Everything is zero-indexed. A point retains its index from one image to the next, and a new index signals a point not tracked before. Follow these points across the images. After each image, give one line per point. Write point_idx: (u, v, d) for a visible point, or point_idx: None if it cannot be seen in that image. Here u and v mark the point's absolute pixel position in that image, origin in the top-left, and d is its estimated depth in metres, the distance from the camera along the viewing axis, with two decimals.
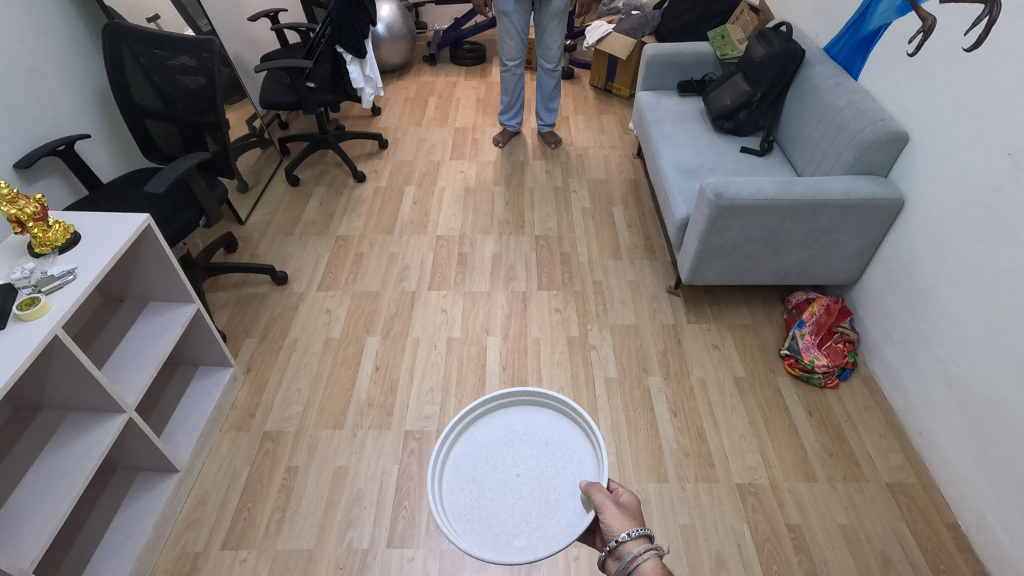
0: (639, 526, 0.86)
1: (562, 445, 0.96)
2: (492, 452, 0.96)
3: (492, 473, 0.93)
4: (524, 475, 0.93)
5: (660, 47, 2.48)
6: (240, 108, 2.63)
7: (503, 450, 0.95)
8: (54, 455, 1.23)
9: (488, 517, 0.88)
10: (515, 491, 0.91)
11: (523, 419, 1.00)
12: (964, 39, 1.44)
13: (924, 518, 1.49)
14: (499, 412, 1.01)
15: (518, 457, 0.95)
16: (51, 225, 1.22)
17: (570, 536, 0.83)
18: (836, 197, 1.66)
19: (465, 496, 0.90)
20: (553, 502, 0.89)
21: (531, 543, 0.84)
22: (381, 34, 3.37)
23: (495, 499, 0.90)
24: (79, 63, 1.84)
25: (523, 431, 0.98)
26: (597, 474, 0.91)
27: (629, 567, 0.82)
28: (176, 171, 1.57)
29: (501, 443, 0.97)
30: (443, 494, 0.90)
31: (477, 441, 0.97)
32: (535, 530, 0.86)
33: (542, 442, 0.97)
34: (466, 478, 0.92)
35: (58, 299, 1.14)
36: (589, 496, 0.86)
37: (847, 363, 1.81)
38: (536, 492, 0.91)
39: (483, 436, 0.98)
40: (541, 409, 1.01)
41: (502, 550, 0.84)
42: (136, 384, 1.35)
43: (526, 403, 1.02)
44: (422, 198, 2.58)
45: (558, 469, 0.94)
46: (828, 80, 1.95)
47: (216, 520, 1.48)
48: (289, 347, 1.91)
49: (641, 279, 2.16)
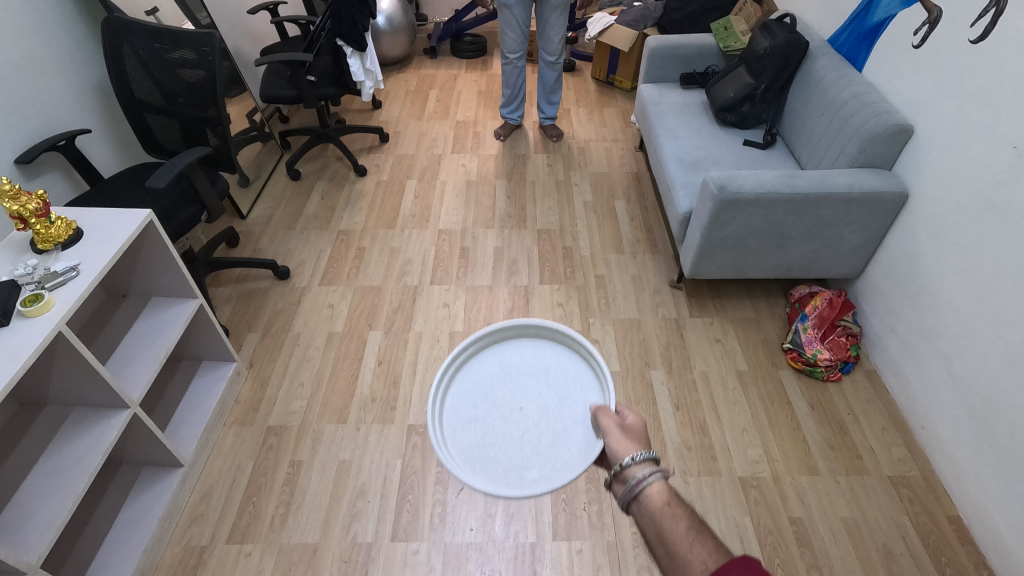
0: (646, 450, 0.82)
1: (561, 374, 0.99)
2: (491, 389, 0.98)
3: (494, 410, 0.94)
4: (528, 408, 0.94)
5: (662, 39, 2.46)
6: (240, 101, 2.62)
7: (502, 386, 0.98)
8: (60, 450, 1.24)
9: (499, 450, 0.89)
10: (520, 424, 0.92)
11: (518, 353, 1.03)
12: (971, 31, 1.42)
13: (926, 511, 1.49)
14: (493, 351, 1.04)
15: (519, 390, 0.97)
16: (54, 221, 1.22)
17: (586, 459, 0.84)
18: (840, 190, 1.65)
19: (471, 432, 0.91)
20: (561, 431, 0.91)
21: (544, 473, 0.84)
22: (382, 26, 3.35)
23: (503, 431, 0.91)
24: (79, 57, 1.83)
25: (520, 364, 1.01)
26: (603, 397, 0.93)
27: (634, 490, 0.78)
28: (177, 166, 1.57)
29: (498, 379, 0.99)
30: (446, 435, 0.91)
31: (475, 379, 0.99)
32: (546, 461, 0.87)
33: (541, 374, 1.00)
34: (471, 415, 0.94)
35: (62, 295, 1.14)
36: (599, 420, 0.87)
37: (850, 357, 1.81)
38: (542, 421, 0.92)
39: (479, 375, 1.00)
40: (536, 343, 1.05)
41: (516, 482, 0.84)
42: (139, 379, 1.35)
43: (519, 339, 1.06)
44: (424, 191, 2.58)
45: (560, 396, 0.96)
46: (833, 73, 1.94)
47: (221, 514, 1.48)
48: (292, 341, 1.92)
49: (643, 273, 2.16)
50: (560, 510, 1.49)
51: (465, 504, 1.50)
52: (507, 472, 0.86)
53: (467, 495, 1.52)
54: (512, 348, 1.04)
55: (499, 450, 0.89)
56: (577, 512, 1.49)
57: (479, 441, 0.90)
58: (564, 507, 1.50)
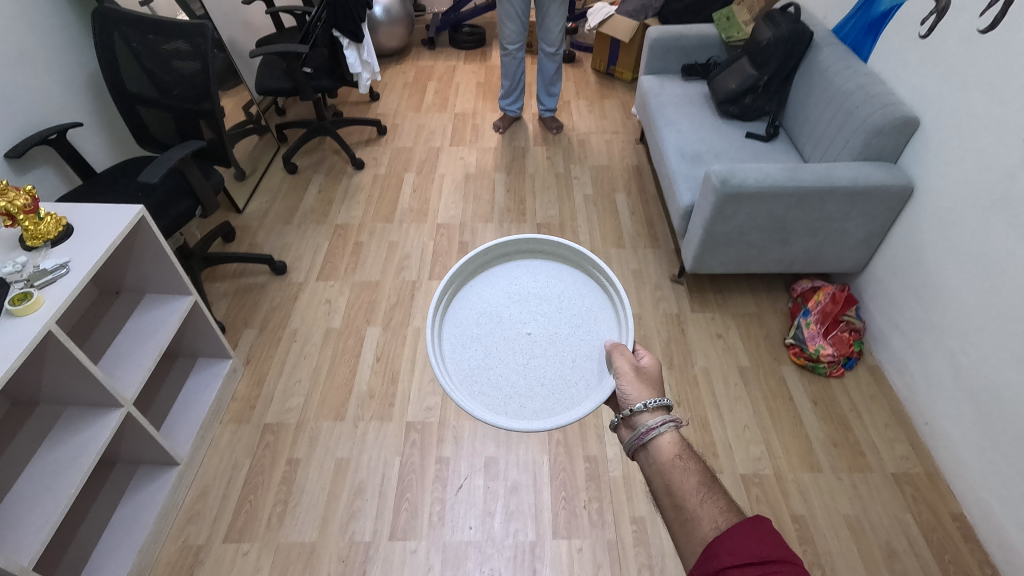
0: (659, 398, 0.88)
1: (574, 302, 1.00)
2: (498, 310, 0.98)
3: (500, 332, 0.95)
4: (535, 333, 0.95)
5: (664, 30, 2.43)
6: (236, 93, 2.59)
7: (509, 308, 0.98)
8: (53, 450, 1.22)
9: (503, 371, 0.90)
10: (526, 348, 0.93)
11: (531, 276, 1.04)
12: (980, 20, 1.40)
13: (929, 508, 1.48)
14: (504, 270, 1.04)
15: (530, 313, 0.97)
16: (43, 217, 1.20)
17: (595, 396, 0.85)
18: (844, 183, 1.62)
19: (474, 352, 0.92)
20: (569, 363, 0.91)
21: (547, 405, 0.86)
22: (379, 17, 3.30)
23: (509, 354, 0.93)
24: (70, 48, 1.79)
25: (533, 287, 1.02)
26: (617, 334, 0.94)
27: (644, 439, 0.84)
28: (170, 160, 1.54)
29: (506, 301, 0.99)
30: (445, 351, 0.91)
31: (485, 296, 1.00)
32: (550, 392, 0.88)
33: (553, 299, 1.00)
34: (477, 332, 0.95)
35: (51, 294, 1.11)
36: (613, 358, 0.88)
37: (852, 352, 1.79)
38: (549, 347, 0.93)
39: (486, 295, 1.01)
40: (550, 268, 1.05)
41: (517, 410, 0.85)
42: (133, 378, 1.33)
43: (531, 260, 1.06)
44: (422, 185, 2.55)
45: (571, 324, 0.97)
46: (838, 63, 1.91)
47: (217, 513, 1.47)
48: (289, 337, 1.90)
49: (644, 267, 2.14)
50: (560, 508, 1.48)
51: (464, 502, 1.49)
52: (509, 395, 0.87)
53: (466, 493, 1.51)
54: (526, 270, 1.05)
55: (504, 371, 0.90)
56: (577, 510, 1.47)
57: (483, 359, 0.91)
58: (564, 505, 1.48)
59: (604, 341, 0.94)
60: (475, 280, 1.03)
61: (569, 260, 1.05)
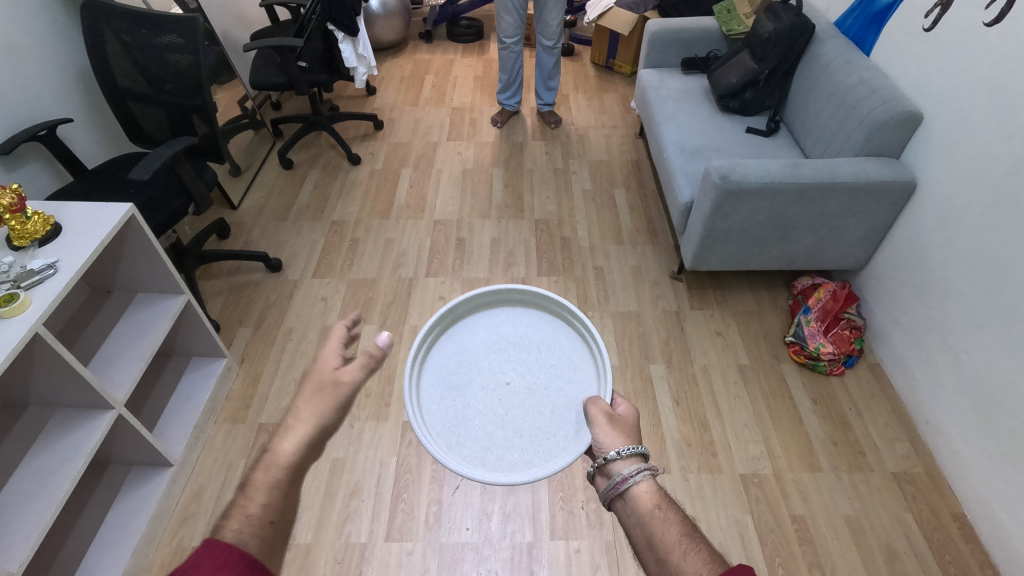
0: (631, 449, 0.82)
1: (554, 352, 1.01)
2: (477, 359, 1.00)
3: (479, 382, 0.97)
4: (514, 382, 0.97)
5: (663, 22, 2.40)
6: (230, 88, 2.55)
7: (488, 357, 1.00)
8: (43, 453, 1.20)
9: (481, 424, 0.92)
10: (505, 398, 0.95)
11: (511, 324, 1.06)
12: (985, 13, 1.37)
13: (930, 508, 1.47)
14: (484, 317, 1.06)
15: (510, 362, 0.99)
16: (30, 216, 1.17)
17: (572, 450, 0.86)
18: (846, 179, 1.60)
19: (453, 403, 0.94)
20: (547, 412, 0.93)
21: (525, 457, 0.88)
22: (376, 10, 3.26)
23: (487, 405, 0.94)
24: (60, 43, 1.76)
25: (513, 336, 1.03)
26: (595, 384, 0.95)
27: (621, 488, 0.79)
28: (161, 157, 1.51)
29: (485, 349, 1.01)
30: (423, 404, 0.93)
31: (464, 344, 1.02)
32: (528, 443, 0.90)
33: (531, 347, 1.02)
34: (456, 382, 0.97)
35: (38, 295, 1.09)
36: (590, 411, 0.88)
37: (853, 351, 1.78)
38: (527, 397, 0.95)
39: (466, 342, 1.03)
40: (531, 316, 1.07)
41: (495, 463, 0.87)
42: (124, 379, 1.31)
43: (511, 307, 1.07)
44: (419, 180, 2.52)
45: (551, 375, 0.98)
46: (840, 57, 1.88)
47: (212, 515, 1.46)
48: (285, 336, 1.88)
49: (643, 263, 2.12)
50: (558, 508, 1.46)
51: (461, 503, 1.48)
52: (487, 447, 0.89)
53: (462, 494, 1.50)
54: (506, 317, 1.07)
55: (481, 421, 0.92)
56: (575, 510, 1.46)
57: (463, 409, 0.93)
58: (562, 506, 1.47)
59: (584, 393, 0.95)
60: (453, 328, 1.04)
61: (551, 308, 1.06)
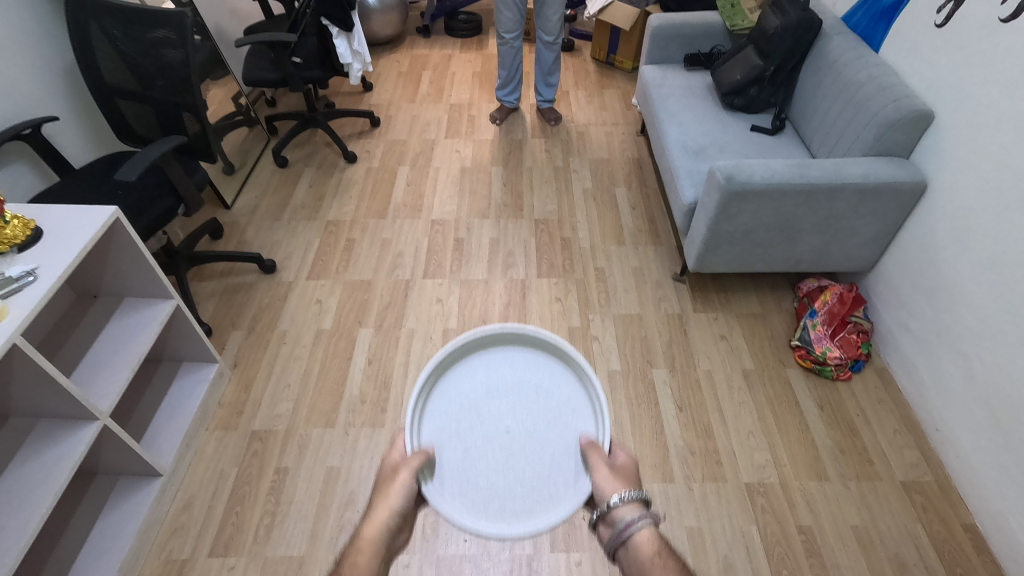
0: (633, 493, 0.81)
1: (551, 394, 0.97)
2: (475, 402, 0.96)
3: (478, 429, 0.93)
4: (513, 428, 0.94)
5: (666, 17, 2.34)
6: (224, 84, 2.50)
7: (488, 401, 0.96)
8: (25, 466, 1.16)
9: (480, 474, 0.90)
10: (504, 445, 0.92)
11: (509, 360, 1.01)
12: (1001, 9, 1.33)
13: (940, 519, 1.43)
14: (481, 355, 1.01)
15: (509, 409, 0.95)
16: (9, 220, 1.13)
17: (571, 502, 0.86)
18: (854, 180, 1.56)
19: (451, 452, 0.91)
20: (547, 461, 0.91)
21: (527, 505, 0.88)
22: (372, 4, 3.20)
23: (486, 453, 0.92)
24: (44, 38, 1.71)
25: (512, 377, 0.99)
26: (593, 429, 0.93)
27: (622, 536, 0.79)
28: (148, 157, 1.46)
29: (484, 392, 0.97)
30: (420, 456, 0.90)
31: (462, 388, 0.98)
32: (529, 493, 0.89)
33: (531, 388, 0.98)
34: (454, 428, 0.93)
35: (17, 304, 1.05)
36: (587, 457, 0.88)
37: (860, 355, 1.74)
38: (527, 444, 0.92)
39: (463, 385, 0.98)
40: (528, 352, 1.02)
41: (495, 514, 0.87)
42: (110, 389, 1.27)
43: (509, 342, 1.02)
44: (416, 179, 2.47)
45: (549, 418, 0.95)
46: (848, 54, 1.83)
47: (202, 526, 1.42)
48: (279, 339, 1.83)
49: (645, 265, 2.07)
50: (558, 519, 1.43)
51: None
52: (486, 501, 0.88)
53: None
54: (502, 355, 1.02)
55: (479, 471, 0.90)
56: (576, 521, 1.42)
57: (462, 463, 0.90)
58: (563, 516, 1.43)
59: (582, 435, 0.93)
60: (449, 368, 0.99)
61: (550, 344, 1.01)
